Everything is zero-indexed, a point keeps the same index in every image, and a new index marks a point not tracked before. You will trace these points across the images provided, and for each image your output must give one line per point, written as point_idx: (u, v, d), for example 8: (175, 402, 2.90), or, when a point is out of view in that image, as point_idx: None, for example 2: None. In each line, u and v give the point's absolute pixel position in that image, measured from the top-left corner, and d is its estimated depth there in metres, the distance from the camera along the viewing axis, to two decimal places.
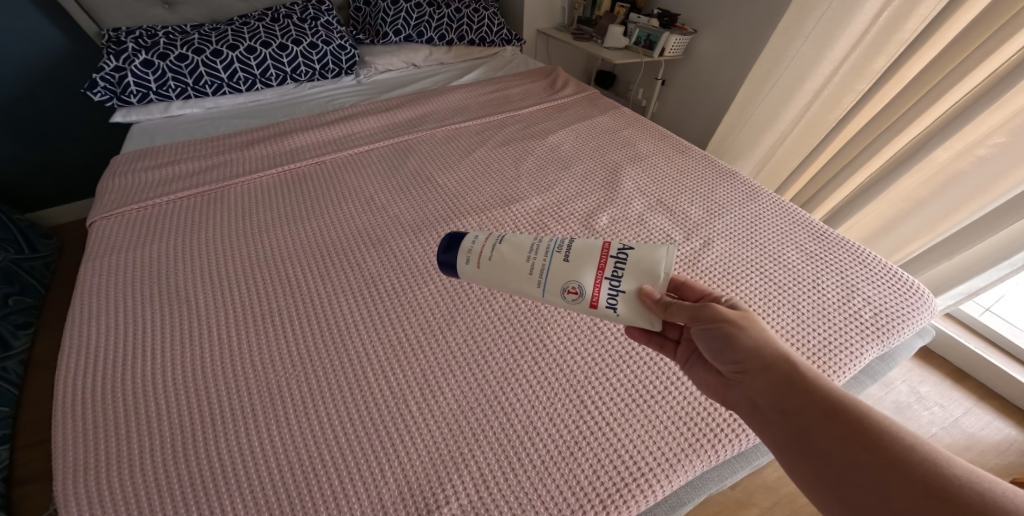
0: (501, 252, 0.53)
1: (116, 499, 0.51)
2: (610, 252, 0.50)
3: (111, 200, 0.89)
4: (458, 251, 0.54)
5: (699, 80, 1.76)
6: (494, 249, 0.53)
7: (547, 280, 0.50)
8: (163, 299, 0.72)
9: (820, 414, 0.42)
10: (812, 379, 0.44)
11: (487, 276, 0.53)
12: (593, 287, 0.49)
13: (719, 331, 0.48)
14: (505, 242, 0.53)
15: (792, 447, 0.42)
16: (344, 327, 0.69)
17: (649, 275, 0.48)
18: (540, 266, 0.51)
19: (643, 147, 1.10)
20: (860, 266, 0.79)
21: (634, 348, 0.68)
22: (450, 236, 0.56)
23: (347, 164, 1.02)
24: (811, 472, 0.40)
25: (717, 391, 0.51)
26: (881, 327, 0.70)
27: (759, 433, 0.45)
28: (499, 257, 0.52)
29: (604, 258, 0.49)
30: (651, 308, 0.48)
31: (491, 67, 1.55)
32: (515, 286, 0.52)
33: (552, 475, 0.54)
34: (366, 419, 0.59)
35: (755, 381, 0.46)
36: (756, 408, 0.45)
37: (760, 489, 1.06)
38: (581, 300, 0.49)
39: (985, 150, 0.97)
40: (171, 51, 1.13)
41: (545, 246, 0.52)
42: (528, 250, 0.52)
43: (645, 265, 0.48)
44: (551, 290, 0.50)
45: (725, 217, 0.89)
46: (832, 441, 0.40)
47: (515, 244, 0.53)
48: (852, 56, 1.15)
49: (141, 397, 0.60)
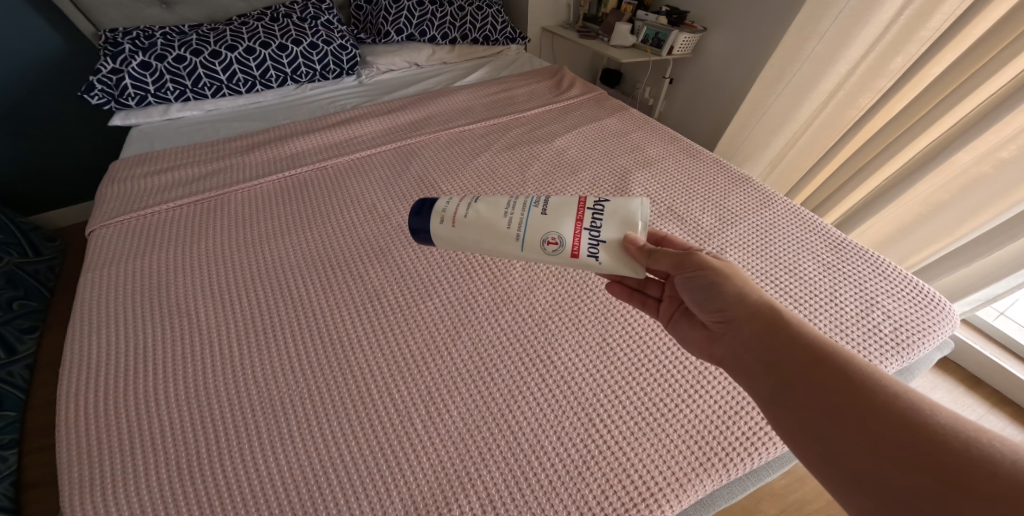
0: (477, 209, 0.53)
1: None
2: (587, 205, 0.52)
3: (110, 207, 0.87)
4: (431, 214, 0.54)
5: (708, 78, 1.73)
6: (469, 208, 0.53)
7: (526, 233, 0.51)
8: (164, 311, 0.70)
9: (804, 364, 0.41)
10: (796, 328, 0.44)
11: (464, 231, 0.53)
12: (573, 234, 0.50)
13: (702, 280, 0.49)
14: (481, 201, 0.54)
15: (777, 399, 0.42)
16: (347, 342, 0.67)
17: (627, 224, 0.50)
18: (517, 219, 0.51)
19: (653, 151, 1.07)
20: (880, 278, 0.77)
21: (643, 363, 0.65)
22: (422, 200, 0.56)
23: (349, 169, 1.00)
24: (795, 426, 0.40)
25: (703, 345, 0.51)
26: (901, 342, 0.67)
27: (744, 386, 0.45)
28: (475, 215, 0.52)
29: (582, 210, 0.51)
30: (635, 254, 0.49)
31: (496, 66, 1.52)
32: (494, 244, 0.52)
33: (560, 496, 0.52)
34: (369, 439, 0.57)
35: (740, 332, 0.46)
36: (740, 360, 0.46)
37: (768, 497, 1.04)
38: (561, 250, 0.50)
39: (1008, 152, 0.94)
40: (169, 53, 1.11)
41: (522, 202, 0.52)
42: (504, 206, 0.53)
43: (622, 214, 0.50)
44: (530, 243, 0.51)
45: (739, 225, 0.87)
46: (814, 391, 0.40)
47: (491, 203, 0.53)
48: (869, 56, 1.12)
49: (143, 412, 0.59)
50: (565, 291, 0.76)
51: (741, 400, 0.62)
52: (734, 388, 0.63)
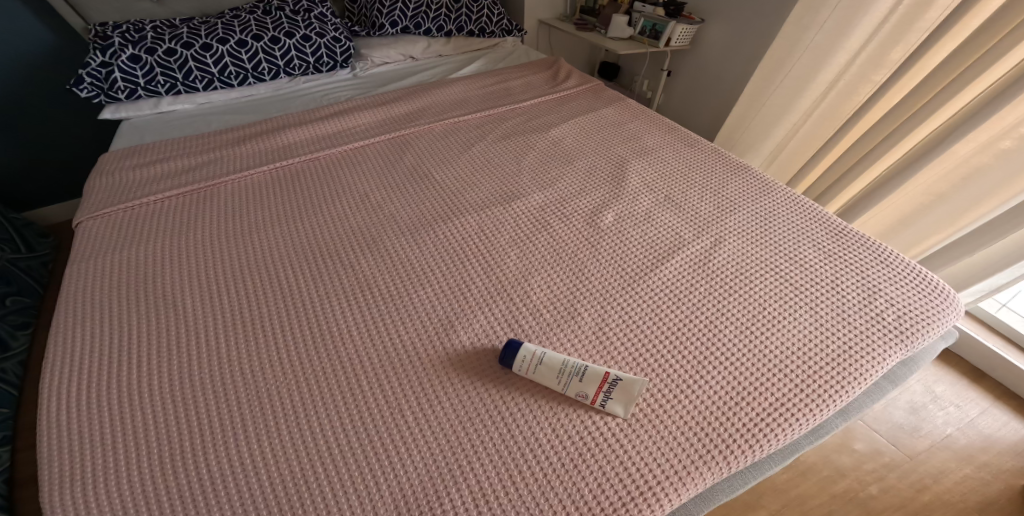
0: (545, 372, 0.60)
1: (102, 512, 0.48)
2: (607, 382, 0.58)
3: (99, 199, 0.86)
4: (518, 354, 0.61)
5: (707, 70, 1.71)
6: (541, 365, 0.60)
7: (571, 382, 0.59)
8: (151, 304, 0.69)
9: None
10: None
11: (540, 383, 0.60)
12: (593, 390, 0.58)
13: None
14: (546, 368, 0.60)
15: None
16: (338, 333, 0.66)
17: (626, 396, 0.58)
18: (566, 378, 0.59)
19: (650, 141, 1.06)
20: (882, 265, 0.76)
21: (640, 352, 0.64)
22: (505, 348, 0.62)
23: (342, 160, 0.98)
24: None
25: None
26: (904, 331, 0.66)
27: None
28: (552, 369, 0.59)
29: (602, 382, 0.58)
30: None
31: (492, 59, 1.51)
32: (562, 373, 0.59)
33: (554, 488, 0.51)
34: (360, 430, 0.55)
35: None
36: None
37: (769, 491, 1.02)
38: (589, 385, 0.58)
39: (1010, 142, 0.92)
40: (159, 46, 1.10)
41: (569, 380, 0.59)
42: (558, 378, 0.59)
43: (622, 393, 0.58)
44: (577, 383, 0.58)
45: (738, 213, 0.86)
46: None
47: (549, 378, 0.59)
48: (869, 46, 1.10)
49: (128, 405, 0.57)
50: (560, 279, 0.74)
51: (742, 389, 0.60)
52: (734, 377, 0.61)
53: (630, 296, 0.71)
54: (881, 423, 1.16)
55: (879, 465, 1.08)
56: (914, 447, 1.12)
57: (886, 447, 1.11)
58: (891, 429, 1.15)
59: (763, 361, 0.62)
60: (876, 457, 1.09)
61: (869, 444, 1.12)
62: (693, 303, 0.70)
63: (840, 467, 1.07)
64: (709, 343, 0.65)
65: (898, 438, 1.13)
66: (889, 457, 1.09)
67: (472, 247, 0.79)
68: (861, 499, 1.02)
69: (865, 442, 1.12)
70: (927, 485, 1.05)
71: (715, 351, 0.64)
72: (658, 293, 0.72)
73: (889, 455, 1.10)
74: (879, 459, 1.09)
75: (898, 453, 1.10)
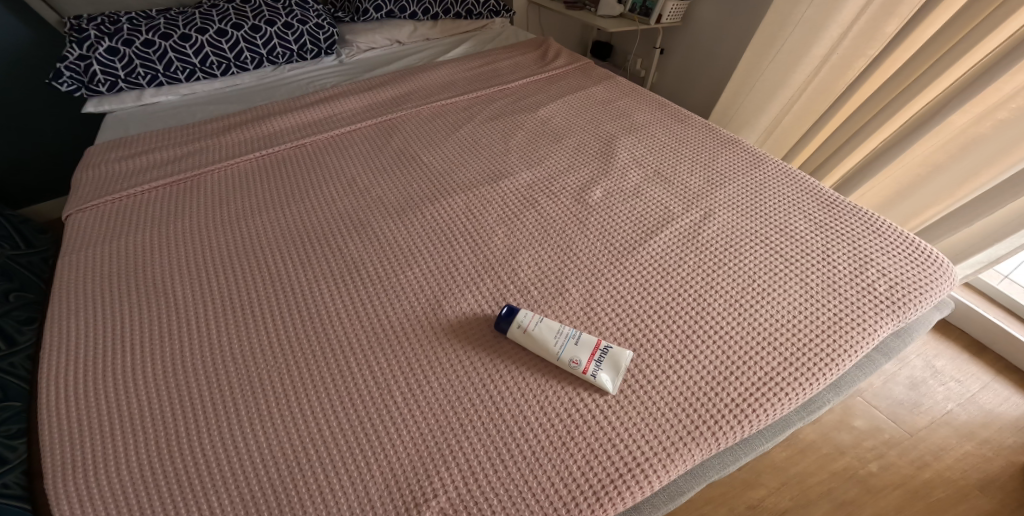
0: (541, 333, 0.60)
1: (101, 499, 0.48)
2: (599, 350, 0.59)
3: (84, 192, 0.85)
4: (516, 316, 0.62)
5: (701, 48, 1.70)
6: (541, 322, 0.61)
7: (563, 349, 0.59)
8: (137, 295, 0.68)
9: None
10: None
11: (535, 344, 0.60)
12: (586, 357, 0.58)
13: None
14: (543, 328, 0.60)
15: None
16: (328, 317, 0.65)
17: (615, 368, 0.57)
18: (560, 342, 0.59)
19: (640, 117, 1.04)
20: (875, 236, 0.75)
21: (627, 326, 0.63)
22: (509, 305, 0.63)
23: (329, 146, 0.97)
24: None
25: None
26: (896, 301, 0.65)
27: None
28: (551, 330, 0.60)
29: (595, 348, 0.59)
30: None
31: (479, 41, 1.49)
32: (554, 340, 0.59)
33: (543, 465, 0.50)
34: (350, 410, 0.55)
35: None
36: None
37: (769, 470, 1.02)
38: (580, 354, 0.58)
39: (1005, 113, 0.91)
40: (136, 37, 1.08)
41: (563, 342, 0.59)
42: (552, 342, 0.59)
43: (615, 363, 0.58)
44: (567, 352, 0.58)
45: (728, 186, 0.85)
46: None
47: (542, 342, 0.60)
48: (861, 18, 1.08)
49: (120, 395, 0.57)
50: (548, 256, 0.73)
51: (731, 363, 0.59)
52: (724, 352, 0.60)
53: (617, 270, 0.70)
54: (881, 399, 1.16)
55: (880, 442, 1.07)
56: (914, 424, 1.11)
57: (886, 424, 1.11)
58: (891, 405, 1.14)
59: (752, 334, 0.62)
60: (876, 433, 1.09)
61: (869, 421, 1.11)
62: (682, 277, 0.69)
63: (839, 444, 1.07)
64: (699, 319, 0.64)
65: (898, 415, 1.13)
66: (889, 434, 1.09)
67: (459, 228, 0.78)
68: (861, 477, 1.02)
69: (865, 419, 1.12)
70: (927, 462, 1.05)
71: (704, 326, 0.63)
72: (646, 267, 0.71)
73: (889, 432, 1.09)
74: (879, 436, 1.09)
75: (898, 429, 1.10)
